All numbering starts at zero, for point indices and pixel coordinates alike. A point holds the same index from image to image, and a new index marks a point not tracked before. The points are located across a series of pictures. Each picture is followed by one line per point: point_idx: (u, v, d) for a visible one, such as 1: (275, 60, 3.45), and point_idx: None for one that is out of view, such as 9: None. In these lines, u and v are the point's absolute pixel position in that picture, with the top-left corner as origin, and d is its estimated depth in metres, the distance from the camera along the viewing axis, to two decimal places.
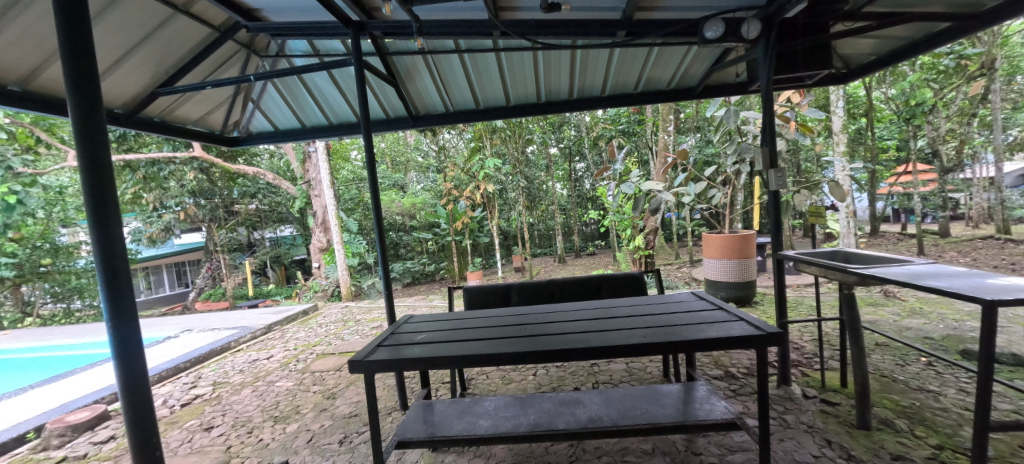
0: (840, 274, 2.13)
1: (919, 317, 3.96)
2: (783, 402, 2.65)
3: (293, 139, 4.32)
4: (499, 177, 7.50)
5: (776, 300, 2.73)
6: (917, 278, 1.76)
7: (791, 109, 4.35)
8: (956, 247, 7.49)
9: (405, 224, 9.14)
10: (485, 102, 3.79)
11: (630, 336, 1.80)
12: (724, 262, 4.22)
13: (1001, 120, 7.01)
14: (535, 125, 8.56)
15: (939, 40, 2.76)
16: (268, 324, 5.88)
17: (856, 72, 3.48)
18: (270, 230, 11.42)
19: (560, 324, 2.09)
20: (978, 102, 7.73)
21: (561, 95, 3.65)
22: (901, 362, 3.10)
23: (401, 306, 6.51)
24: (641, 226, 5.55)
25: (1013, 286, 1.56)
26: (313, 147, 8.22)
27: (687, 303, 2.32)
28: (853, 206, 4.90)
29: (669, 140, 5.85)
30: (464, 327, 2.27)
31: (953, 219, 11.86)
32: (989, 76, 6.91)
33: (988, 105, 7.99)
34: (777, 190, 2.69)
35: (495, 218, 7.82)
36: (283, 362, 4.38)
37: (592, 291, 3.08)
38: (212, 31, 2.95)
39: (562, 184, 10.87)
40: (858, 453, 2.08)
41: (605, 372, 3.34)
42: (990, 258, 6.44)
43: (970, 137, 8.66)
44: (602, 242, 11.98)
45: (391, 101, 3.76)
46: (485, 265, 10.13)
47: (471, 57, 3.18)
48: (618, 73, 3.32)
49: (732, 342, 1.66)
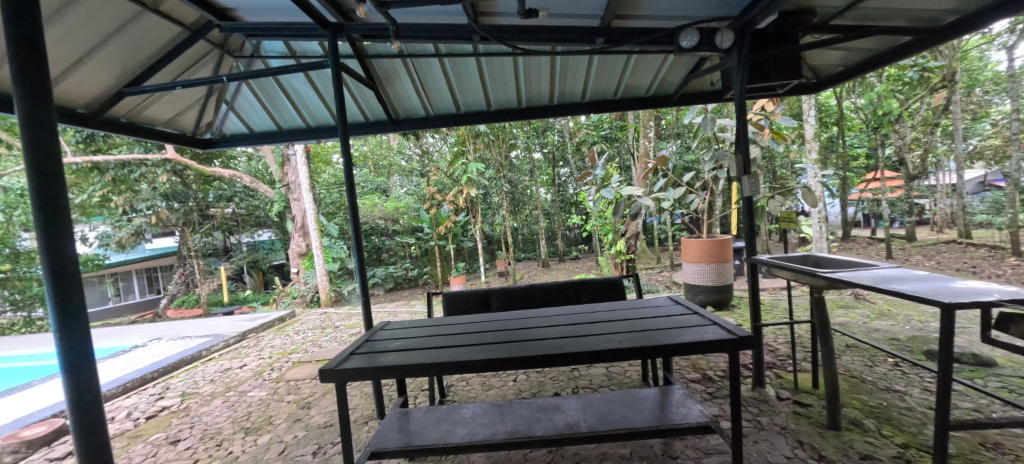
0: (810, 278, 2.19)
1: (887, 319, 4.10)
2: (757, 404, 2.69)
3: (270, 141, 4.22)
4: (482, 182, 7.45)
5: (750, 303, 2.76)
6: (884, 282, 1.82)
7: (764, 117, 4.46)
8: (922, 250, 7.81)
9: (388, 228, 9.02)
10: (466, 106, 3.77)
11: (606, 341, 1.81)
12: (702, 266, 4.27)
13: (962, 130, 7.34)
14: (519, 130, 8.55)
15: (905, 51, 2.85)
16: (242, 331, 5.68)
17: (826, 83, 3.59)
18: (247, 235, 11.11)
19: (538, 330, 2.08)
20: (941, 112, 8.10)
21: (543, 100, 3.66)
22: (870, 363, 3.18)
23: (382, 311, 6.38)
24: (623, 231, 5.55)
25: (970, 290, 1.62)
26: (293, 149, 8.03)
27: (664, 308, 2.34)
28: (826, 212, 5.04)
29: (649, 145, 5.92)
30: (443, 333, 2.23)
31: (918, 224, 12.38)
32: (949, 88, 7.23)
33: (949, 115, 8.38)
34: (752, 196, 2.72)
35: (480, 223, 7.75)
36: (257, 371, 4.24)
37: (572, 296, 3.07)
38: (183, 29, 2.86)
39: (546, 189, 10.93)
40: (829, 453, 2.13)
41: (586, 377, 3.33)
42: (953, 261, 6.73)
43: (933, 146, 9.08)
44: (586, 246, 12.06)
45: (371, 104, 3.70)
46: (469, 270, 10.07)
47: (452, 62, 3.18)
48: (598, 80, 3.34)
49: (704, 346, 1.68)
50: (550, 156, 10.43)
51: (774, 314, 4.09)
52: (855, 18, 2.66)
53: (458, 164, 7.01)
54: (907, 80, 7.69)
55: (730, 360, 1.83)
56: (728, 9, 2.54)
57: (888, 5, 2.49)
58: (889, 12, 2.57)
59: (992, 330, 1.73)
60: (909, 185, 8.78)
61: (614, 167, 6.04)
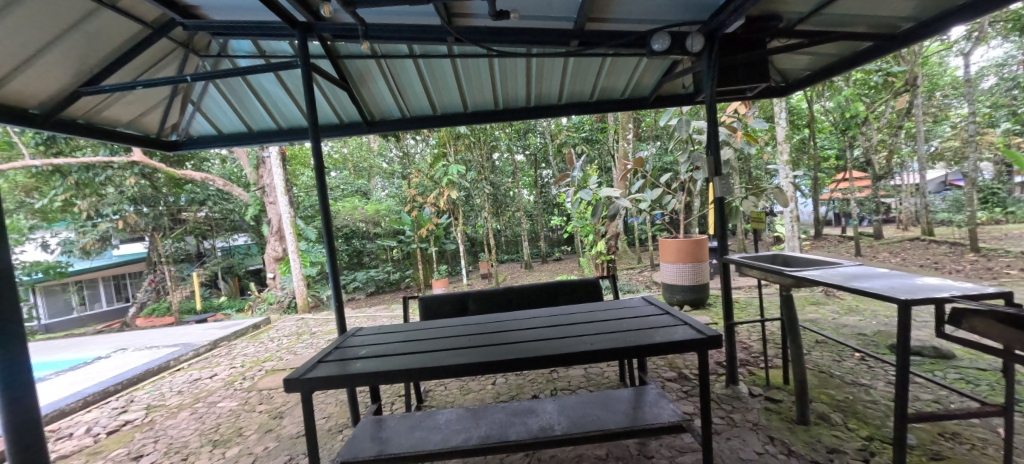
0: (778, 277, 2.22)
1: (854, 314, 4.24)
2: (731, 401, 2.73)
3: (241, 143, 4.09)
4: (463, 184, 7.40)
5: (723, 300, 2.79)
6: (850, 281, 1.85)
7: (736, 119, 4.56)
8: (888, 248, 8.12)
9: (369, 231, 8.89)
10: (443, 108, 3.73)
11: (578, 344, 1.81)
12: (679, 265, 4.33)
13: (923, 132, 7.68)
14: (500, 132, 8.54)
15: (869, 55, 2.93)
16: (214, 340, 5.49)
17: (794, 86, 3.70)
18: (221, 239, 10.79)
19: (511, 333, 2.06)
20: (904, 115, 8.47)
21: (519, 102, 3.65)
22: (838, 358, 3.28)
23: (361, 316, 6.26)
24: (602, 232, 5.59)
25: (927, 287, 1.67)
26: (268, 151, 7.83)
27: (637, 308, 2.36)
28: (797, 211, 5.18)
29: (628, 147, 5.99)
30: (414, 338, 2.19)
31: (884, 222, 12.91)
32: (912, 92, 7.55)
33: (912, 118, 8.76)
34: (724, 197, 2.76)
35: (462, 225, 7.72)
36: (228, 381, 4.10)
37: (549, 298, 3.07)
38: (144, 27, 2.75)
39: (529, 190, 10.97)
40: (798, 448, 2.18)
41: (564, 378, 3.33)
42: (917, 257, 7.02)
43: (897, 147, 9.49)
44: (568, 247, 12.15)
45: (345, 106, 3.62)
46: (451, 272, 10.00)
47: (427, 63, 3.14)
48: (573, 82, 3.36)
49: (673, 346, 1.70)
50: (532, 157, 10.49)
51: (749, 312, 4.17)
52: (820, 23, 2.73)
53: (438, 166, 6.95)
54: (873, 84, 7.99)
55: (700, 359, 1.85)
56: (699, 13, 2.57)
57: (852, 12, 2.56)
58: (854, 18, 2.63)
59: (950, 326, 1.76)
60: (876, 185, 9.09)
61: (594, 169, 6.08)
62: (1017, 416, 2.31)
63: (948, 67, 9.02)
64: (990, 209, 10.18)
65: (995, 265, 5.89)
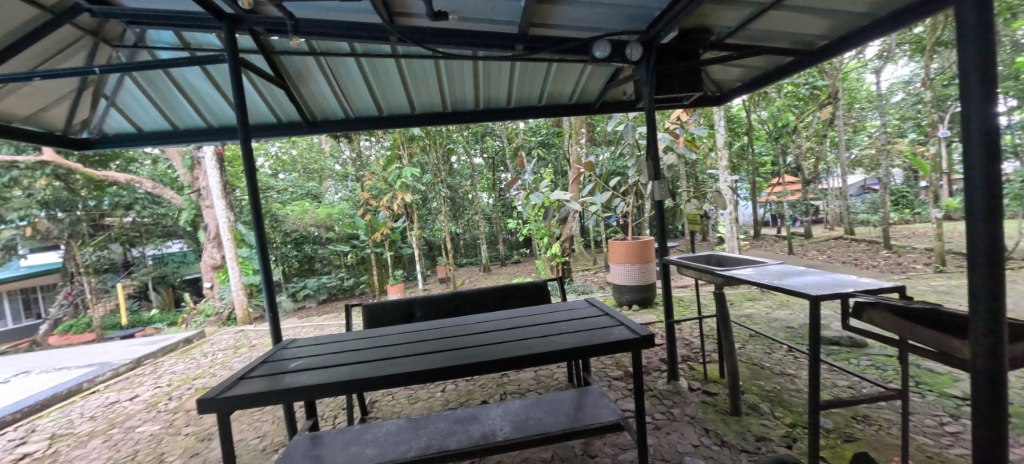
0: (711, 276, 2.31)
1: (785, 308, 4.57)
2: (671, 397, 2.83)
3: (168, 142, 3.76)
4: (418, 187, 7.27)
5: (665, 297, 2.89)
6: (774, 279, 1.94)
7: (678, 126, 4.80)
8: (817, 246, 8.86)
9: (321, 236, 8.51)
10: (389, 109, 3.63)
11: (515, 348, 1.79)
12: (628, 266, 4.48)
13: (844, 141, 8.47)
14: (458, 134, 8.49)
15: (791, 69, 3.14)
16: (137, 358, 5.00)
17: (728, 95, 3.93)
18: (152, 246, 9.88)
19: (451, 341, 2.01)
20: (827, 125, 9.31)
21: (468, 105, 3.63)
22: (768, 350, 3.51)
23: (309, 325, 5.96)
24: (557, 234, 5.68)
25: (836, 285, 1.79)
26: (203, 152, 7.29)
27: (578, 310, 2.39)
28: (736, 213, 5.52)
29: (580, 151, 6.14)
30: (350, 349, 2.09)
31: (814, 223, 14.12)
32: (834, 104, 8.30)
33: (834, 128, 9.65)
34: (662, 200, 2.86)
35: (418, 229, 7.57)
36: (151, 402, 3.74)
37: (497, 302, 3.04)
38: (42, 12, 2.46)
39: (488, 193, 10.99)
40: (730, 438, 2.29)
41: (514, 382, 3.32)
42: (840, 255, 7.73)
43: (823, 154, 10.41)
44: (527, 250, 12.28)
45: (284, 105, 3.42)
46: (408, 277, 9.77)
47: (370, 63, 3.04)
48: (521, 86, 3.38)
49: (606, 348, 1.73)
50: (490, 160, 10.49)
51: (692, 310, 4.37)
52: (747, 38, 2.88)
53: (391, 168, 6.78)
54: (801, 96, 8.70)
55: (635, 358, 1.90)
56: (637, 23, 2.65)
57: (774, 29, 2.71)
58: (777, 35, 2.79)
59: (854, 319, 1.84)
60: (804, 188, 9.87)
61: (548, 172, 6.15)
62: (916, 397, 2.56)
63: (864, 83, 10.04)
64: (900, 211, 11.43)
65: (902, 261, 6.60)
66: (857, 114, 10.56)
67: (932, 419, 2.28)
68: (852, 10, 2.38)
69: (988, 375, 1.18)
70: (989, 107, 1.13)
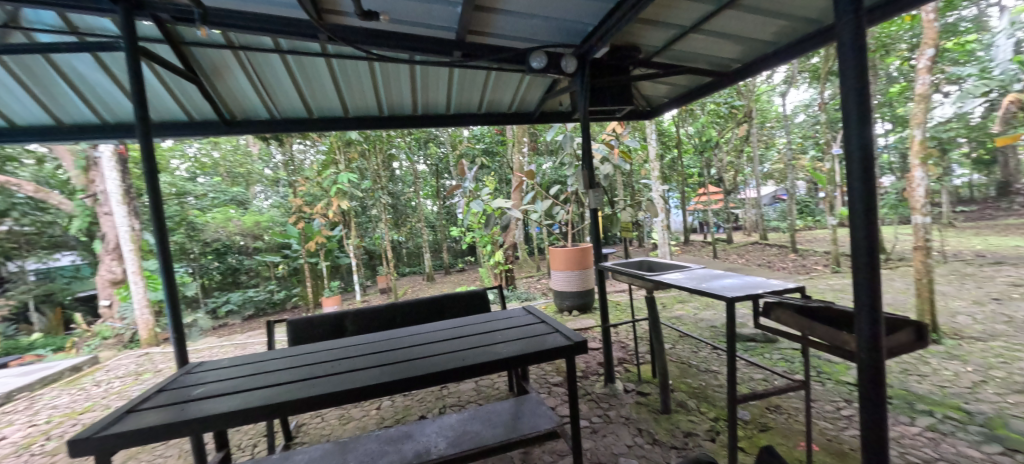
0: (641, 281, 2.39)
1: (710, 309, 4.94)
2: (608, 399, 2.89)
3: (51, 139, 3.26)
4: (356, 193, 6.95)
5: (601, 301, 2.99)
6: (698, 284, 2.00)
7: (612, 137, 5.06)
8: (738, 251, 9.69)
9: (248, 246, 7.83)
10: (321, 108, 3.40)
11: (446, 362, 1.70)
12: (568, 273, 4.58)
13: (757, 156, 9.44)
14: (400, 140, 8.27)
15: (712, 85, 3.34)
16: (6, 392, 4.19)
17: (657, 110, 4.17)
18: (36, 260, 8.15)
19: (380, 356, 1.88)
20: (744, 142, 10.33)
21: (406, 109, 3.53)
22: (695, 349, 3.75)
23: (230, 344, 5.40)
24: (501, 242, 5.68)
25: (748, 287, 1.92)
26: (101, 151, 6.41)
27: (515, 319, 2.36)
28: (666, 221, 5.90)
29: (523, 160, 6.23)
30: (264, 371, 1.86)
31: (735, 230, 15.54)
32: (749, 122, 9.23)
33: (749, 144, 10.72)
34: (596, 208, 2.96)
35: (358, 237, 7.23)
36: (17, 446, 3.13)
37: (434, 312, 2.96)
38: None
39: (432, 201, 10.80)
40: (660, 436, 2.38)
41: (454, 394, 3.22)
42: (757, 258, 8.54)
43: (742, 167, 11.52)
44: (471, 258, 12.22)
45: (197, 101, 3.05)
46: (345, 288, 9.25)
47: (297, 60, 2.81)
48: (460, 93, 3.35)
49: (538, 356, 1.70)
50: (434, 167, 10.34)
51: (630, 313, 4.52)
52: (672, 56, 3.01)
53: (326, 174, 6.45)
54: (721, 115, 9.57)
55: (567, 366, 1.89)
56: (572, 36, 2.71)
57: (696, 51, 2.83)
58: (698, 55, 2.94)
59: (765, 317, 1.91)
60: (728, 198, 10.56)
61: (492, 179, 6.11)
62: (818, 385, 2.84)
63: (772, 105, 11.37)
64: (804, 218, 13.00)
65: (806, 263, 7.44)
66: (767, 132, 11.88)
67: (831, 405, 2.53)
68: (762, 37, 2.54)
69: (873, 379, 1.20)
70: (867, 126, 1.15)
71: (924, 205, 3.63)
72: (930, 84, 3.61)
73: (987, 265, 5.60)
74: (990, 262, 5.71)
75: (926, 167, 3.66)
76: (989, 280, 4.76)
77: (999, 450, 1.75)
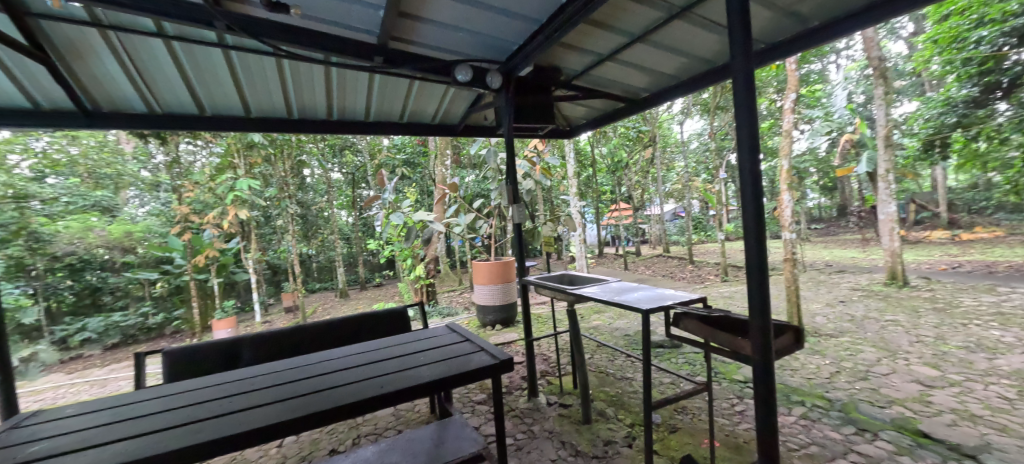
0: (564, 295, 2.40)
1: (624, 317, 5.30)
2: (532, 414, 2.88)
3: None
4: (257, 201, 6.22)
5: (524, 317, 2.96)
6: (615, 296, 2.08)
7: (535, 155, 5.23)
8: (646, 263, 10.58)
9: (113, 262, 6.52)
10: (217, 98, 2.88)
11: (363, 390, 1.51)
12: (492, 287, 4.57)
13: (660, 177, 10.53)
14: (311, 146, 7.63)
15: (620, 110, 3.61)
16: None
17: (576, 130, 4.41)
18: None
19: (285, 390, 1.58)
20: (649, 164, 11.46)
21: (318, 112, 3.26)
22: (612, 357, 3.96)
23: (79, 384, 4.35)
24: (422, 256, 5.47)
25: (662, 298, 2.03)
26: None
27: (438, 338, 2.25)
28: (584, 235, 6.28)
29: (445, 172, 6.15)
30: (128, 416, 1.39)
31: (642, 243, 17.06)
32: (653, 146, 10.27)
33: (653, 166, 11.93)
34: (519, 223, 2.97)
35: (258, 250, 6.43)
36: None
37: (349, 335, 2.69)
38: None
39: (347, 211, 10.13)
40: (582, 447, 2.41)
41: (370, 421, 2.96)
42: (661, 270, 9.42)
43: (647, 186, 12.74)
44: (390, 272, 11.65)
45: (38, 81, 2.31)
46: (241, 308, 8.09)
47: (186, 46, 2.28)
48: (381, 100, 3.19)
49: (462, 378, 1.62)
50: (350, 176, 9.72)
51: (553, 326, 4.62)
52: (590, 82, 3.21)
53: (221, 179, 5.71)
54: (631, 138, 10.50)
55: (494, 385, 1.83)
56: (496, 53, 2.73)
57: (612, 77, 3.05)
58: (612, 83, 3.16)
59: (675, 327, 2.03)
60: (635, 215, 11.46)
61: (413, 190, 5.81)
62: (717, 384, 3.15)
63: (671, 132, 12.90)
64: (699, 233, 14.81)
65: (701, 273, 8.44)
66: (668, 156, 13.38)
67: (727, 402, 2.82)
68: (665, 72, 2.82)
69: (766, 377, 1.36)
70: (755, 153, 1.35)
71: (791, 224, 4.29)
72: (793, 123, 4.36)
73: (829, 273, 6.89)
74: (835, 271, 7.02)
75: (792, 192, 4.35)
76: (831, 285, 5.86)
77: (856, 430, 2.07)
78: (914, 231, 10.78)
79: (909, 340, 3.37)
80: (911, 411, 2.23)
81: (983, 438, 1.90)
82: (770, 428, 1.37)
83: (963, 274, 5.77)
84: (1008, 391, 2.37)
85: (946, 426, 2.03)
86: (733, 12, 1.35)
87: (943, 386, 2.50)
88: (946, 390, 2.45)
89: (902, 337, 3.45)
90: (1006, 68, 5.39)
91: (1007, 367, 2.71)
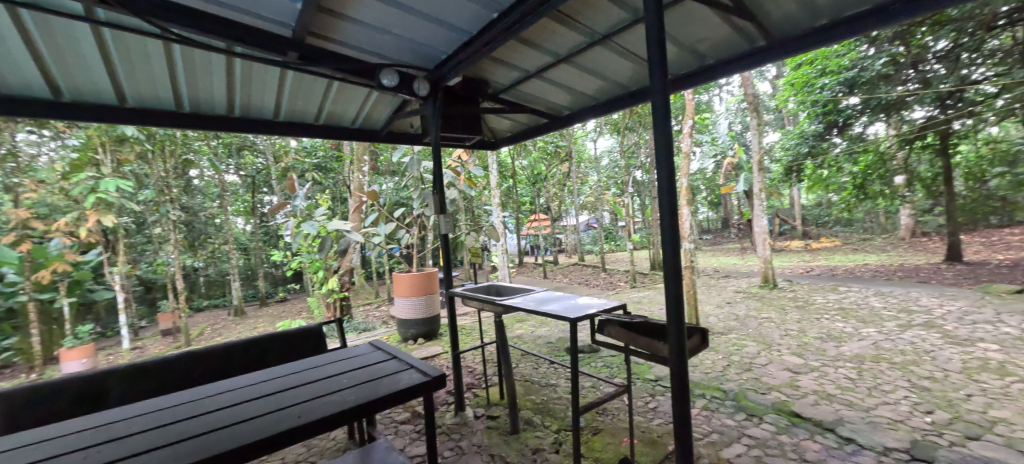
0: (492, 308, 2.06)
1: (544, 325, 5.39)
2: (458, 430, 2.78)
3: None
4: (126, 204, 5.17)
5: (452, 327, 2.55)
6: (541, 306, 1.91)
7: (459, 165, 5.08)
8: (564, 271, 10.81)
9: None
10: (71, 83, 2.16)
11: (288, 420, 1.24)
12: (414, 299, 4.36)
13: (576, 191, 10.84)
14: (198, 141, 6.56)
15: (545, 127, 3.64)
16: None
17: (502, 143, 4.45)
18: None
19: (173, 432, 1.16)
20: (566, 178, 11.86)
21: (214, 107, 2.73)
22: (536, 365, 4.02)
23: None
24: (335, 268, 4.98)
25: (594, 310, 1.86)
26: None
27: (360, 359, 1.99)
28: (505, 245, 6.44)
29: (361, 178, 5.68)
30: None
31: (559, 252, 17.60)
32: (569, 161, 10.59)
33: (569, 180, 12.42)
34: (446, 234, 2.82)
35: (119, 266, 5.19)
36: None
37: (255, 362, 2.14)
38: None
39: (246, 218, 8.97)
40: (512, 458, 2.41)
41: (277, 457, 2.62)
42: (577, 277, 9.66)
43: (564, 198, 13.21)
44: (295, 285, 10.54)
45: None
46: (99, 333, 6.52)
47: (32, 16, 1.64)
48: (295, 99, 2.81)
49: (399, 398, 1.46)
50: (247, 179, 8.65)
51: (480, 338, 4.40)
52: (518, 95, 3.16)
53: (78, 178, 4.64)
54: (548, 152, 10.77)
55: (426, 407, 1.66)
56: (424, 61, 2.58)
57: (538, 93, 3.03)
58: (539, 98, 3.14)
59: (601, 335, 1.97)
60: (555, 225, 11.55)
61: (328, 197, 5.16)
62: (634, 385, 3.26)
63: (585, 149, 13.67)
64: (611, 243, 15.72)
65: (613, 279, 8.93)
66: (583, 170, 14.11)
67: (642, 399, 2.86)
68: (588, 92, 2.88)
69: (680, 371, 1.41)
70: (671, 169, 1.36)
71: (689, 234, 4.71)
72: (689, 146, 4.97)
73: (716, 279, 7.73)
74: (721, 276, 7.96)
75: (689, 208, 4.88)
76: (719, 289, 6.61)
77: (750, 417, 2.21)
78: (776, 241, 12.75)
79: (781, 333, 3.87)
80: (786, 394, 2.50)
81: (841, 414, 2.17)
82: (684, 422, 1.41)
83: (813, 277, 7.00)
84: (851, 372, 2.78)
85: (814, 407, 2.30)
86: (652, 38, 1.33)
87: (807, 371, 2.85)
88: (809, 375, 2.80)
89: (774, 331, 3.98)
90: (842, 110, 6.42)
91: (849, 352, 3.20)
